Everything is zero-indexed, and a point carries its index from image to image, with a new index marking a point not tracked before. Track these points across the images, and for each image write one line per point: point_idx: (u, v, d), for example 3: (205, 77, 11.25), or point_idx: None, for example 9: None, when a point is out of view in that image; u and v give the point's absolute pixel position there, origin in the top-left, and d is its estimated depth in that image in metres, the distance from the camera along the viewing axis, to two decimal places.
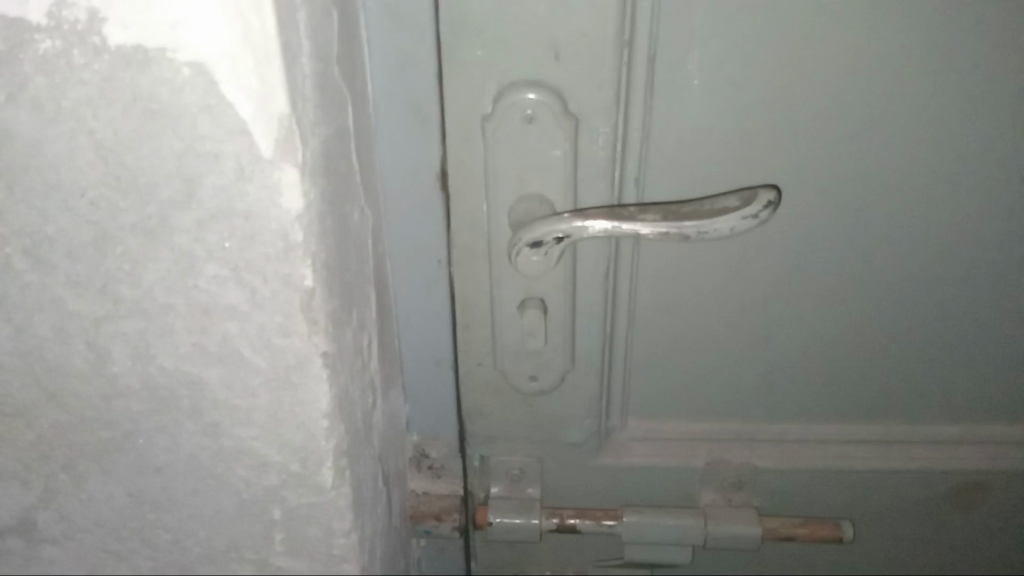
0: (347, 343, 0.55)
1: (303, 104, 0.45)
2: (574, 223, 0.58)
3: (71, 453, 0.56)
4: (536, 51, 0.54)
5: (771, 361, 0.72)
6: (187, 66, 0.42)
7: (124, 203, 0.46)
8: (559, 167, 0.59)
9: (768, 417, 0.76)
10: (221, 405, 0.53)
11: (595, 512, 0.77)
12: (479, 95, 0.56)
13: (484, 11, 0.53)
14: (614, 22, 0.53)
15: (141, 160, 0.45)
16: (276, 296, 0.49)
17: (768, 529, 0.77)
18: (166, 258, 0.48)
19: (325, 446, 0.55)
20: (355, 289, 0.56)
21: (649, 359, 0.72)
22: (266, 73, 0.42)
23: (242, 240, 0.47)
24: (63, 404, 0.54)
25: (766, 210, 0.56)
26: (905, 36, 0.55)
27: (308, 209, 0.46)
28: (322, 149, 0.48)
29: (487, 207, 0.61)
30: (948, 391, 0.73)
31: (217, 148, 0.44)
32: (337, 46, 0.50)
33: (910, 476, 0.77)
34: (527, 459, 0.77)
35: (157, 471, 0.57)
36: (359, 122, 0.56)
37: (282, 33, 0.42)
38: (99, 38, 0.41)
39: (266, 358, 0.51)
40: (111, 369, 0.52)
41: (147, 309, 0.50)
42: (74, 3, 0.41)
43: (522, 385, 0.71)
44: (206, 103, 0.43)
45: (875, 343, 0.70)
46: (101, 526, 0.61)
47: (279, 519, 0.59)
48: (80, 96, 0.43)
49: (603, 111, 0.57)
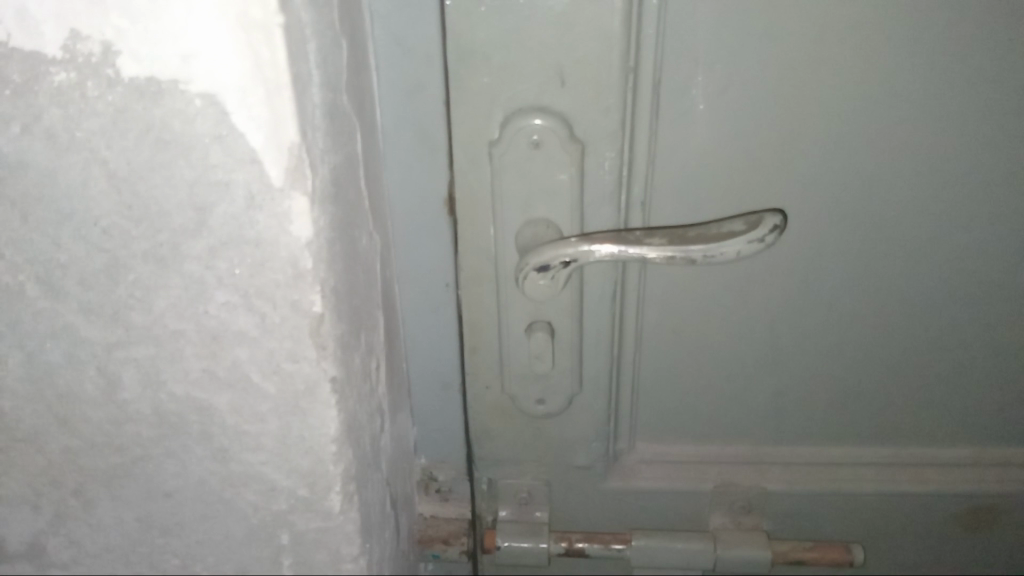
0: (355, 367, 0.55)
1: (313, 133, 0.46)
2: (580, 248, 0.58)
3: (81, 478, 0.57)
4: (542, 78, 0.55)
5: (780, 383, 0.72)
6: (199, 98, 0.43)
7: (136, 231, 0.47)
8: (565, 192, 0.59)
9: (777, 438, 0.75)
10: (231, 430, 0.54)
11: (603, 536, 0.77)
12: (486, 122, 0.57)
13: (490, 40, 0.54)
14: (619, 49, 0.54)
15: (154, 190, 0.45)
16: (286, 322, 0.49)
17: (777, 552, 0.76)
18: (177, 285, 0.48)
19: (333, 471, 0.55)
20: (363, 313, 0.57)
21: (655, 380, 0.72)
22: (277, 104, 0.43)
23: (252, 266, 0.47)
24: (74, 429, 0.54)
25: (772, 233, 0.56)
26: (909, 62, 0.56)
27: (317, 236, 0.47)
28: (330, 176, 0.49)
29: (494, 231, 0.62)
30: (958, 413, 0.73)
31: (228, 177, 0.45)
32: (346, 74, 0.51)
33: (920, 499, 0.76)
34: (535, 483, 0.77)
35: (166, 496, 0.57)
36: (367, 149, 0.56)
37: (292, 65, 0.42)
38: (113, 70, 0.42)
39: (276, 383, 0.51)
40: (122, 395, 0.53)
41: (158, 335, 0.50)
42: (89, 37, 0.41)
43: (530, 408, 0.70)
44: (218, 133, 0.44)
45: (883, 365, 0.70)
46: (110, 551, 0.61)
47: (287, 544, 0.59)
48: (94, 127, 0.44)
49: (608, 137, 0.57)
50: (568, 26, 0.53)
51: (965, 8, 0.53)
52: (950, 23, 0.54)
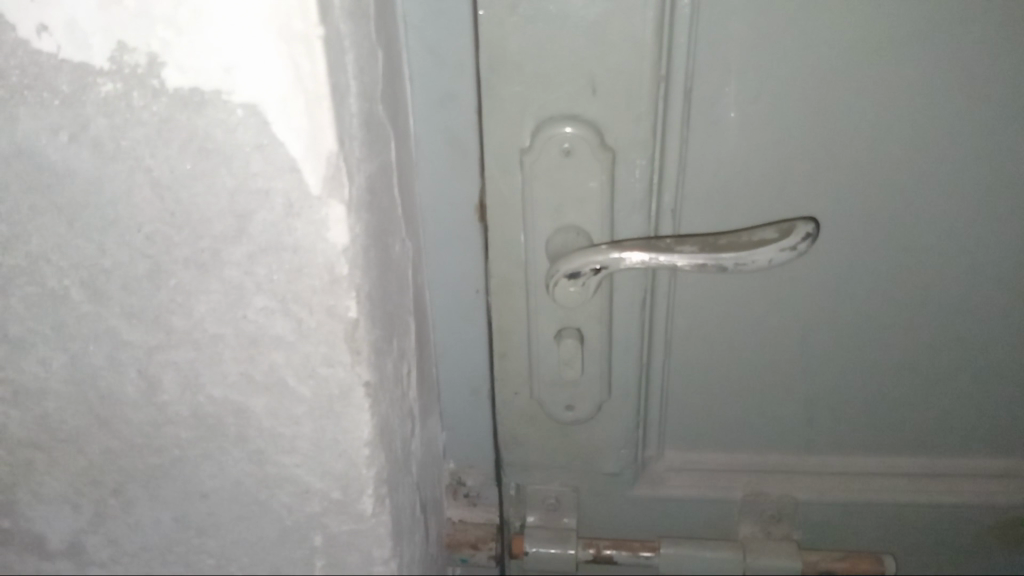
0: (388, 372, 0.56)
1: (350, 142, 0.47)
2: (611, 254, 0.58)
3: (120, 478, 0.58)
4: (573, 86, 0.56)
5: (810, 391, 0.71)
6: (241, 108, 0.44)
7: (178, 237, 0.48)
8: (596, 199, 0.60)
9: (807, 447, 0.75)
10: (266, 433, 0.55)
11: (631, 543, 0.76)
12: (517, 130, 0.58)
13: (523, 48, 0.55)
14: (650, 57, 0.54)
15: (195, 198, 0.47)
16: (321, 327, 0.50)
17: (808, 562, 0.75)
18: (217, 291, 0.49)
19: (366, 474, 0.55)
20: (396, 318, 0.58)
21: (683, 387, 0.72)
22: (316, 113, 0.44)
23: (290, 272, 0.48)
24: (115, 431, 0.56)
25: (805, 241, 0.56)
26: (944, 70, 0.55)
27: (354, 242, 0.48)
28: (366, 184, 0.50)
29: (524, 238, 0.62)
30: (990, 423, 0.72)
31: (268, 185, 0.46)
32: (381, 83, 0.52)
33: (954, 510, 0.75)
34: (563, 489, 0.77)
35: (203, 497, 0.58)
36: (401, 157, 0.57)
37: (331, 76, 0.43)
38: (158, 81, 0.43)
39: (311, 387, 0.52)
40: (161, 398, 0.54)
41: (197, 339, 0.51)
42: (135, 49, 0.43)
43: (558, 415, 0.71)
44: (259, 142, 0.45)
45: (916, 374, 0.70)
46: (147, 550, 0.62)
47: (320, 545, 0.60)
48: (140, 136, 0.45)
49: (639, 144, 0.58)
50: (600, 36, 0.54)
51: (999, 17, 0.53)
52: (985, 31, 0.54)
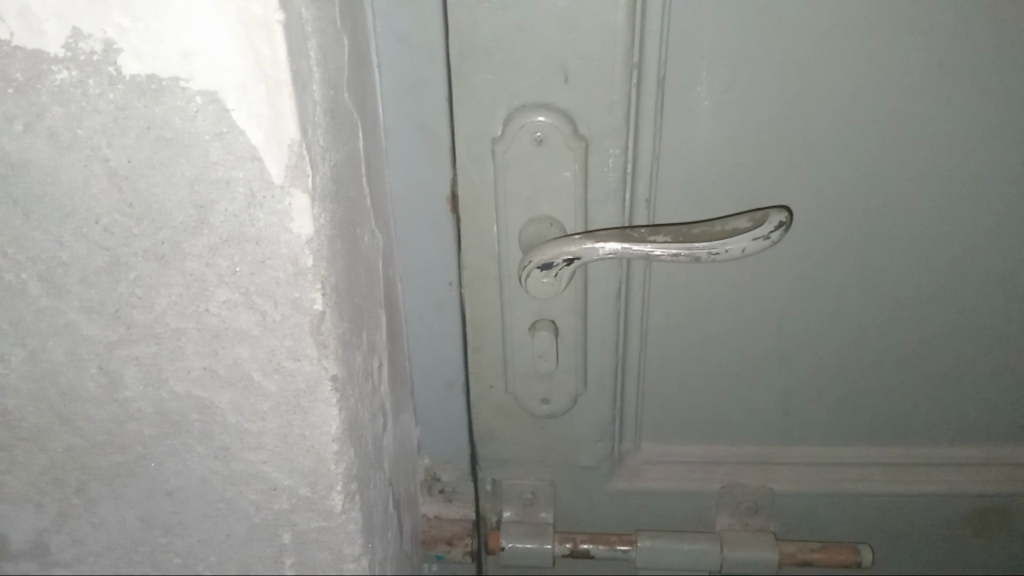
0: (357, 366, 0.55)
1: (313, 131, 0.46)
2: (585, 245, 0.57)
3: (84, 477, 0.57)
4: (545, 74, 0.55)
5: (786, 381, 0.71)
6: (199, 95, 0.42)
7: (137, 229, 0.47)
8: (569, 189, 0.59)
9: (783, 439, 0.74)
10: (232, 429, 0.53)
11: (608, 538, 0.76)
12: (489, 119, 0.57)
13: (493, 35, 0.54)
14: (623, 45, 0.53)
15: (154, 188, 0.45)
16: (286, 320, 0.49)
17: (785, 553, 0.75)
18: (178, 283, 0.48)
19: (335, 470, 0.54)
20: (365, 311, 0.57)
21: (659, 379, 0.71)
22: (278, 101, 0.43)
23: (253, 264, 0.47)
24: (77, 428, 0.54)
25: (778, 231, 0.55)
26: (915, 59, 0.55)
27: (318, 233, 0.47)
28: (331, 173, 0.49)
29: (497, 229, 0.61)
30: (965, 413, 0.72)
31: (228, 175, 0.45)
32: (347, 71, 0.51)
33: (930, 500, 0.75)
34: (539, 483, 0.76)
35: (168, 495, 0.57)
36: (369, 147, 0.56)
37: (292, 62, 0.42)
38: (114, 68, 0.42)
39: (277, 382, 0.51)
40: (123, 394, 0.53)
41: (159, 333, 0.50)
42: (90, 35, 0.41)
43: (534, 408, 0.70)
44: (219, 130, 0.43)
45: (892, 363, 0.69)
46: (113, 550, 0.61)
47: (289, 543, 0.59)
48: (95, 125, 0.44)
49: (612, 133, 0.57)
50: (572, 23, 0.53)
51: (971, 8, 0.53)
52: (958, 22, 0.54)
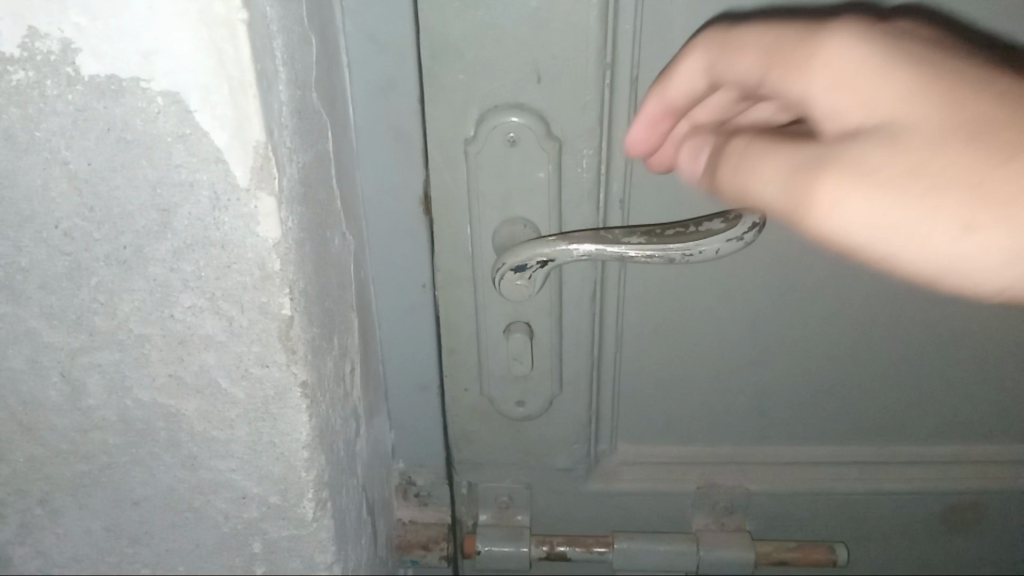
0: (328, 371, 0.54)
1: (280, 132, 0.45)
2: (558, 247, 0.57)
3: (47, 487, 0.55)
4: (518, 74, 0.54)
5: (762, 380, 0.71)
6: (161, 96, 0.41)
7: (99, 233, 0.45)
8: (543, 190, 0.58)
9: (759, 439, 0.75)
10: (200, 437, 0.52)
11: (584, 539, 0.75)
12: (461, 120, 0.56)
13: (466, 35, 0.53)
14: (596, 44, 0.53)
15: (117, 192, 0.44)
16: (254, 326, 0.48)
17: (762, 553, 0.76)
18: (142, 289, 0.47)
19: (305, 477, 0.54)
20: (336, 316, 0.56)
21: (635, 381, 0.71)
22: (242, 102, 0.41)
23: (219, 268, 0.46)
24: (39, 437, 0.53)
25: (751, 232, 0.55)
26: None
27: (285, 237, 0.46)
28: (299, 175, 0.48)
29: (471, 231, 0.61)
30: (939, 411, 0.72)
31: (192, 177, 0.44)
32: (316, 71, 0.50)
33: (903, 497, 0.76)
34: (515, 486, 0.76)
35: (135, 505, 0.56)
36: (339, 148, 0.55)
37: (257, 62, 0.41)
38: (73, 69, 0.41)
39: (245, 389, 0.50)
40: (87, 402, 0.51)
41: (123, 340, 0.49)
42: (47, 34, 0.40)
43: (509, 411, 0.70)
44: (182, 132, 0.42)
45: (869, 365, 0.69)
46: (79, 561, 0.60)
47: (259, 552, 0.58)
48: (54, 127, 0.42)
49: (586, 134, 0.57)
50: (544, 23, 0.52)
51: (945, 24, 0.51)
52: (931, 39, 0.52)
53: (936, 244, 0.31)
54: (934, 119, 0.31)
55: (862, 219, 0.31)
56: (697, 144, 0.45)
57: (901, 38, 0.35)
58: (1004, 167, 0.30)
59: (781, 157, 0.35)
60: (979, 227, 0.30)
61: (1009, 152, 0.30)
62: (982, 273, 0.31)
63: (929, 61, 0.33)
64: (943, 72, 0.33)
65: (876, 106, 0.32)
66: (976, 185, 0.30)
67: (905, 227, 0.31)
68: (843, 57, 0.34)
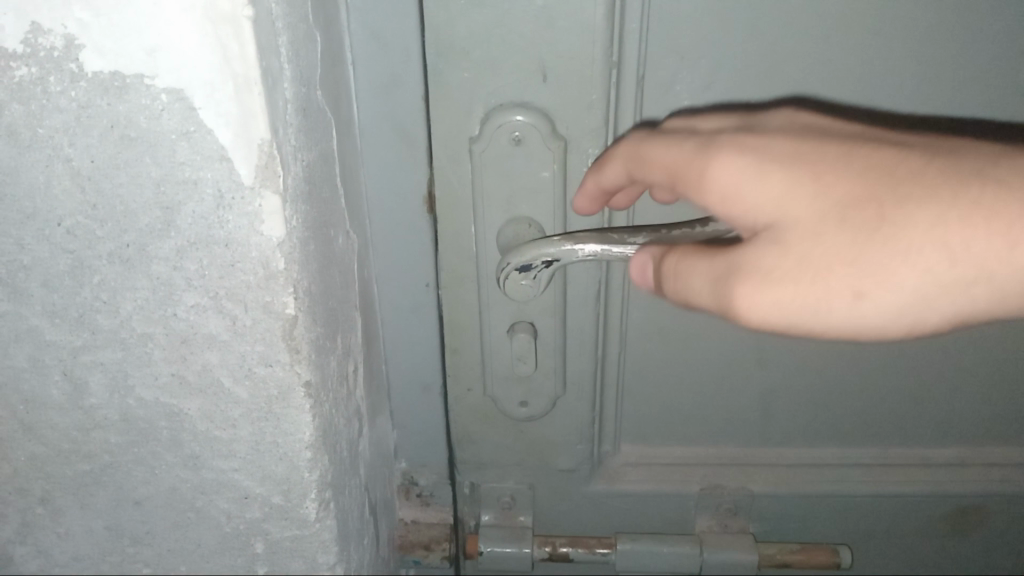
0: (331, 370, 0.54)
1: (285, 130, 0.45)
2: (563, 246, 0.56)
3: (48, 486, 0.55)
4: (523, 73, 0.54)
5: (766, 383, 0.70)
6: (165, 93, 0.41)
7: (101, 231, 0.45)
8: (548, 190, 0.58)
9: (763, 441, 0.74)
10: (202, 436, 0.52)
11: (587, 541, 0.75)
12: (466, 119, 0.56)
13: (471, 33, 0.53)
14: (602, 43, 0.53)
15: (120, 189, 0.44)
16: (257, 325, 0.48)
17: (764, 556, 0.76)
18: (144, 287, 0.47)
19: (308, 478, 0.53)
20: (340, 315, 0.55)
21: (639, 383, 0.71)
22: (247, 99, 0.41)
23: (222, 267, 0.46)
24: (41, 436, 0.52)
25: None
26: (892, 57, 0.55)
27: (290, 235, 0.46)
28: (304, 173, 0.48)
29: (475, 230, 0.60)
30: (945, 413, 0.72)
31: (196, 175, 0.43)
32: (321, 68, 0.49)
33: (907, 499, 0.76)
34: (518, 486, 0.76)
35: (136, 505, 0.56)
36: (343, 146, 0.55)
37: (262, 60, 0.41)
38: (76, 65, 0.40)
39: (248, 388, 0.50)
40: (89, 401, 0.51)
41: (125, 338, 0.48)
42: (50, 30, 0.40)
43: (512, 411, 0.69)
44: (186, 129, 0.42)
45: (874, 367, 0.69)
46: (80, 561, 0.60)
47: (262, 553, 0.58)
48: (57, 124, 0.42)
49: (592, 133, 0.56)
50: (550, 20, 0.52)
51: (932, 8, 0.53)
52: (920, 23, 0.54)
53: (837, 314, 0.40)
54: (816, 211, 0.41)
55: (778, 308, 0.40)
56: (642, 259, 0.51)
57: (787, 145, 0.44)
58: (879, 240, 0.39)
59: (717, 260, 0.44)
60: (870, 292, 0.39)
61: (885, 225, 0.39)
62: (881, 324, 0.40)
63: (806, 162, 0.43)
64: (817, 168, 0.42)
65: (761, 210, 0.43)
66: (858, 265, 0.39)
67: (813, 307, 0.40)
68: (732, 172, 0.44)
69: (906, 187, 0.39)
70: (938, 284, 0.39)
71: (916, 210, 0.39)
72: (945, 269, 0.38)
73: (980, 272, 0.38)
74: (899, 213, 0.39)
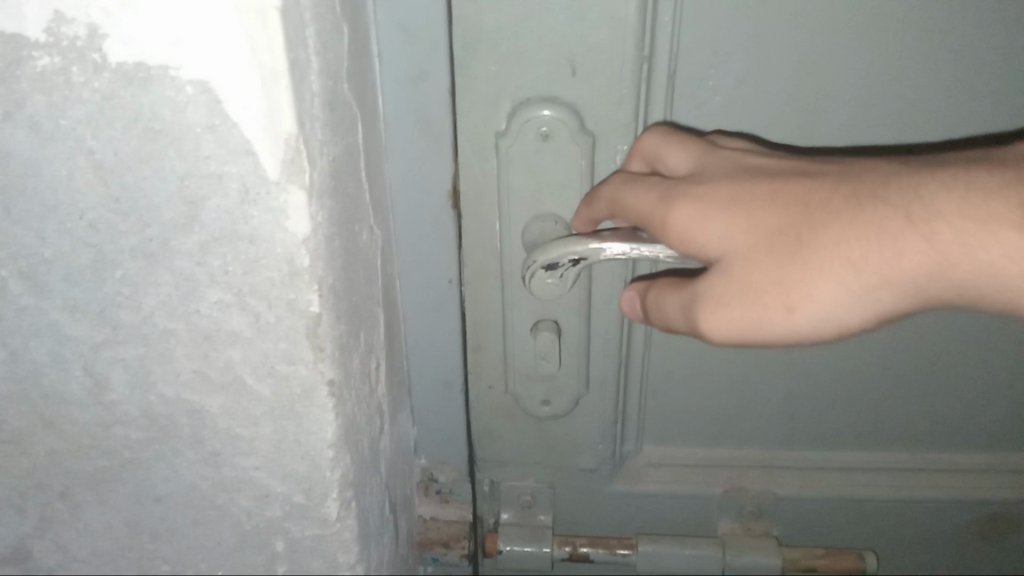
0: (354, 368, 0.53)
1: (312, 124, 0.43)
2: (590, 244, 0.52)
3: (67, 481, 0.55)
4: (553, 66, 0.52)
5: (794, 386, 0.69)
6: (191, 85, 0.40)
7: (124, 225, 0.44)
8: (575, 186, 0.57)
9: (789, 444, 0.73)
10: (223, 434, 0.51)
11: (608, 541, 0.74)
12: (492, 112, 0.55)
13: (500, 25, 0.51)
14: (634, 37, 0.51)
15: (143, 183, 0.43)
16: (281, 322, 0.47)
17: (789, 560, 0.75)
18: (167, 282, 0.46)
19: (330, 477, 0.53)
20: (363, 311, 0.55)
21: (664, 385, 0.70)
22: (274, 92, 0.40)
23: (246, 263, 0.45)
24: (60, 431, 0.52)
25: None
26: (934, 53, 0.53)
27: (315, 232, 0.45)
28: (330, 168, 0.47)
29: (500, 226, 0.59)
30: (975, 419, 0.70)
31: (221, 169, 0.42)
32: (347, 60, 0.48)
33: (934, 505, 0.75)
34: (538, 485, 0.75)
35: (156, 501, 0.55)
36: (368, 139, 0.54)
37: (289, 51, 0.40)
38: (99, 55, 0.39)
39: (270, 386, 0.49)
40: (110, 397, 0.50)
41: (147, 335, 0.48)
42: (73, 19, 0.38)
43: (534, 409, 0.68)
44: (211, 122, 0.41)
45: (903, 372, 0.67)
46: (98, 556, 0.59)
47: (282, 551, 0.57)
48: (79, 115, 0.41)
49: (621, 128, 0.55)
50: (581, 13, 0.50)
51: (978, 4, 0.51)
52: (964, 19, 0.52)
53: (774, 329, 0.42)
54: (745, 241, 0.43)
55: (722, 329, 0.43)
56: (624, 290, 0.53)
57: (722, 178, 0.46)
58: (800, 261, 0.41)
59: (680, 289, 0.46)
60: (799, 307, 0.41)
61: (804, 247, 0.41)
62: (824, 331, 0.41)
63: (735, 192, 0.45)
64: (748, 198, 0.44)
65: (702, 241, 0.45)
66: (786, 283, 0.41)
67: (754, 325, 0.42)
68: (675, 207, 0.46)
69: (819, 210, 0.41)
70: (854, 293, 0.40)
71: (828, 229, 0.40)
72: (860, 278, 0.40)
73: (885, 277, 0.39)
74: (814, 235, 0.41)
